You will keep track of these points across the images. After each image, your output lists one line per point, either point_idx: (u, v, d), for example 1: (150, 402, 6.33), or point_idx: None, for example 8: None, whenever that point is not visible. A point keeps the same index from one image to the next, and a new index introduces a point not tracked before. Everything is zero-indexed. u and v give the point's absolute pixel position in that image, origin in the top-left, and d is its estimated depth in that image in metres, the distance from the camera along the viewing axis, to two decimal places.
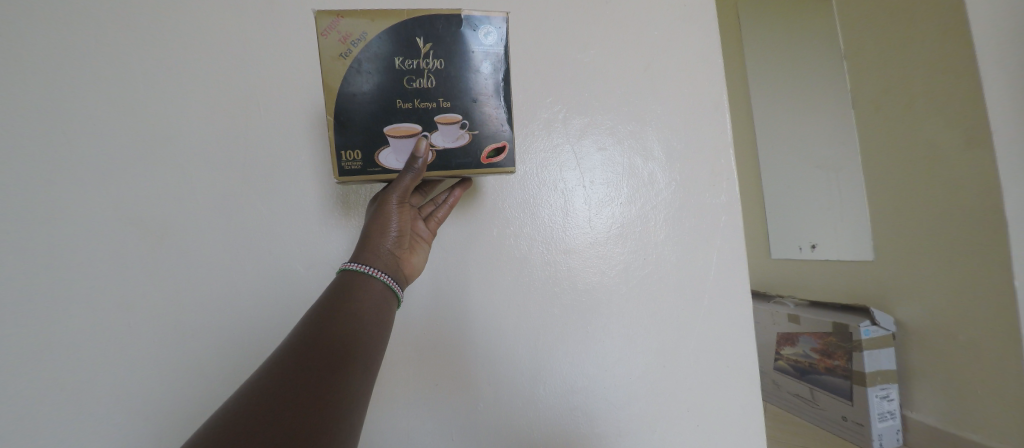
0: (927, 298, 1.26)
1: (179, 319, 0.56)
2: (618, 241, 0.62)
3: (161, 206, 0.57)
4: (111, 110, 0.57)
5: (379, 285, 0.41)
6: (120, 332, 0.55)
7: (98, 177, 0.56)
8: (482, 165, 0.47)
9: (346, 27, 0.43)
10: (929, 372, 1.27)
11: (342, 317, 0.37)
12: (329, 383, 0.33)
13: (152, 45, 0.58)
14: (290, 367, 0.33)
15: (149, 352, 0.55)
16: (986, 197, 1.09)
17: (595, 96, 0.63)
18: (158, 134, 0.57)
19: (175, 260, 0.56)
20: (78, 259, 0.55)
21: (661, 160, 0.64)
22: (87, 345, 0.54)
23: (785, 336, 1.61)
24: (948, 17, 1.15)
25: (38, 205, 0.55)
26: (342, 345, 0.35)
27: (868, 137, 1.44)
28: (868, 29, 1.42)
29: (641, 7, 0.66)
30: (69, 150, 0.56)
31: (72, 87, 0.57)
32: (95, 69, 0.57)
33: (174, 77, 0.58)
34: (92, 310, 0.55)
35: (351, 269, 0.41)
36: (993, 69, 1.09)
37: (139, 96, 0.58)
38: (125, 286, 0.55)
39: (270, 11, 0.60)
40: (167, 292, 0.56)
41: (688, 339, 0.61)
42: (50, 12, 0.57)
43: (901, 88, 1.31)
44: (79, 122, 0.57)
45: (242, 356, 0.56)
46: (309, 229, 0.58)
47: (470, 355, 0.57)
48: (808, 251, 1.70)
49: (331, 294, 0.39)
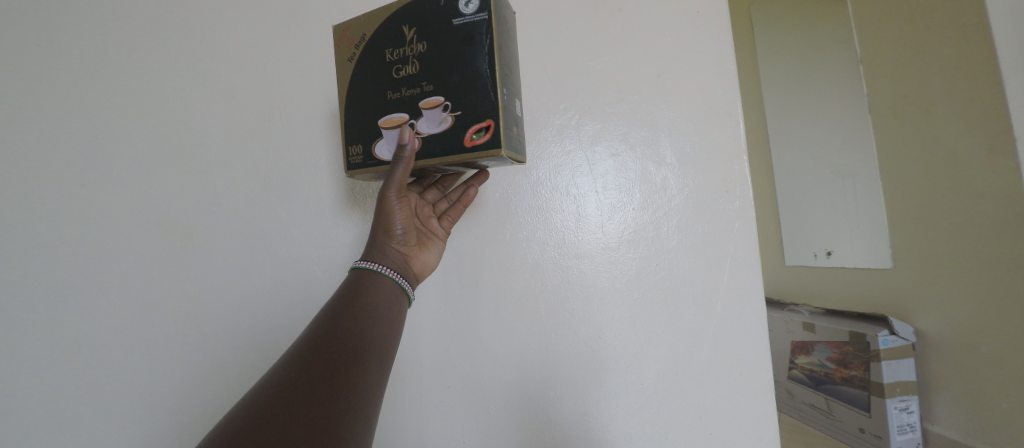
0: (949, 309, 1.22)
1: (208, 318, 0.58)
2: (630, 246, 0.62)
3: (197, 212, 0.61)
4: (160, 124, 0.63)
5: (385, 283, 0.42)
6: (153, 326, 0.59)
7: (148, 186, 0.62)
8: (466, 149, 0.41)
9: (350, 33, 0.46)
10: (951, 384, 1.23)
11: (355, 312, 0.38)
12: (342, 373, 0.34)
13: (187, 62, 0.63)
14: (305, 359, 0.34)
15: (183, 348, 0.58)
16: (1010, 203, 1.06)
17: (608, 103, 0.63)
18: (198, 145, 0.62)
19: (207, 262, 0.60)
20: (129, 259, 0.61)
21: (674, 166, 0.63)
22: (125, 338, 0.60)
23: (799, 345, 1.58)
24: (969, 21, 1.13)
25: (103, 212, 0.62)
26: (355, 338, 0.36)
27: (886, 143, 1.41)
28: (886, 33, 1.39)
29: (655, 14, 0.66)
30: (125, 161, 0.62)
31: (121, 104, 0.63)
32: (151, 89, 0.64)
33: (204, 89, 0.63)
34: (130, 306, 0.60)
35: (361, 266, 0.43)
36: (1017, 74, 1.06)
37: (183, 110, 0.63)
38: (165, 285, 0.60)
39: (292, 21, 0.62)
40: (199, 291, 0.59)
41: (701, 347, 0.61)
42: None
43: (919, 93, 1.29)
44: (134, 136, 0.63)
45: (262, 356, 0.57)
46: (322, 232, 0.59)
47: (483, 357, 0.57)
48: (824, 259, 1.66)
49: (344, 292, 0.40)
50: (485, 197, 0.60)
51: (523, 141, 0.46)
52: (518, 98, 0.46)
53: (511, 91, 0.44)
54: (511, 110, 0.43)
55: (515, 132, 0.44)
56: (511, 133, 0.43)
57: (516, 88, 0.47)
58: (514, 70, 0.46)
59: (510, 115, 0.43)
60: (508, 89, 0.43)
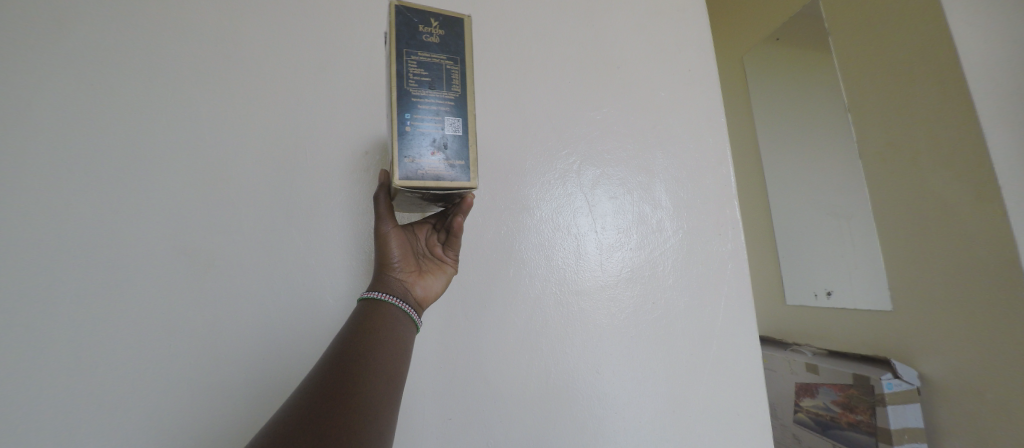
0: (950, 352, 1.22)
1: (206, 347, 0.57)
2: (627, 284, 0.65)
3: (203, 236, 0.60)
4: (168, 144, 0.61)
5: (387, 309, 0.44)
6: (157, 356, 0.56)
7: (146, 206, 0.59)
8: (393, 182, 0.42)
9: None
10: (960, 431, 1.20)
11: (363, 336, 0.41)
12: (352, 391, 0.36)
13: (215, 89, 0.64)
14: (320, 380, 0.37)
15: (169, 378, 0.55)
16: (1002, 248, 1.09)
17: (606, 149, 0.68)
18: (207, 169, 0.62)
19: (210, 288, 0.59)
20: (115, 281, 0.57)
21: (669, 209, 0.68)
22: (116, 368, 0.54)
23: (804, 387, 1.56)
24: (946, 77, 1.21)
25: (80, 228, 0.57)
26: (362, 359, 0.39)
27: (877, 187, 1.46)
28: (869, 84, 1.48)
29: (650, 74, 0.73)
30: (118, 177, 0.59)
31: (135, 118, 0.61)
32: (155, 109, 0.62)
33: (234, 116, 0.64)
34: (127, 333, 0.55)
35: (367, 295, 0.46)
36: (993, 125, 1.13)
37: (196, 134, 0.62)
38: (158, 310, 0.57)
39: (321, 71, 0.68)
40: (199, 319, 0.57)
41: (699, 384, 0.62)
42: (113, 59, 0.63)
43: (906, 141, 1.35)
44: (134, 154, 0.60)
45: (263, 384, 0.57)
46: (341, 263, 0.63)
47: (483, 391, 0.58)
48: (825, 298, 1.69)
49: (354, 320, 0.43)
50: (491, 235, 0.62)
51: (454, 162, 0.40)
52: (458, 114, 0.41)
53: (432, 110, 0.40)
54: (433, 132, 0.40)
55: (435, 157, 0.39)
56: (424, 159, 0.39)
57: (459, 101, 0.41)
58: (450, 82, 0.41)
59: (428, 139, 0.40)
60: (423, 109, 0.40)
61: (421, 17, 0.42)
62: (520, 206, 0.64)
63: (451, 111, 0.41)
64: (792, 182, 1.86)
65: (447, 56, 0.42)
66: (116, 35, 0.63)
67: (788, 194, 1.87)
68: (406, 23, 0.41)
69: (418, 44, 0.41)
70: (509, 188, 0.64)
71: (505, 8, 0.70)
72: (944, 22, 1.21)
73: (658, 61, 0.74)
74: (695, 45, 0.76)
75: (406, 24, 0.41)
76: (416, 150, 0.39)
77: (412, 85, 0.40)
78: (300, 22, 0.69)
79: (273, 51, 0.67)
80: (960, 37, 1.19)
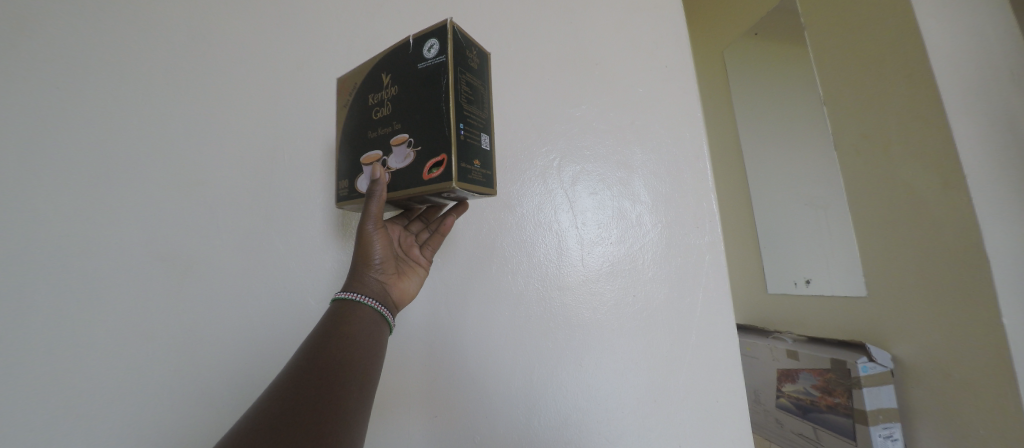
0: (920, 335, 1.27)
1: (193, 351, 0.58)
2: (609, 278, 0.66)
3: (186, 243, 0.61)
4: (151, 155, 0.63)
5: (363, 311, 0.44)
6: (153, 360, 0.58)
7: (134, 216, 0.61)
8: (423, 182, 0.43)
9: (349, 86, 0.53)
10: (930, 410, 1.26)
11: (335, 340, 0.41)
12: (320, 398, 0.36)
13: (194, 98, 0.65)
14: (290, 384, 0.37)
15: (160, 381, 0.57)
16: (967, 233, 1.14)
17: (586, 146, 0.69)
18: (188, 176, 0.63)
19: (194, 293, 0.60)
20: (106, 288, 0.59)
21: (648, 204, 0.69)
22: (118, 371, 0.57)
23: (785, 373, 1.60)
24: (914, 70, 1.25)
25: (75, 240, 0.60)
26: (334, 364, 0.39)
27: (851, 178, 1.51)
28: (843, 78, 1.52)
29: (627, 70, 0.74)
30: (108, 188, 0.62)
31: (130, 129, 0.64)
32: (139, 121, 0.64)
33: (217, 120, 0.65)
34: (126, 337, 0.58)
35: (342, 297, 0.45)
36: (958, 117, 1.17)
37: (177, 143, 0.64)
38: (145, 317, 0.59)
39: (296, 69, 0.66)
40: (185, 323, 0.59)
41: (678, 374, 0.64)
42: (102, 78, 0.66)
43: (878, 132, 1.40)
44: (121, 167, 0.63)
45: (247, 388, 0.57)
46: (322, 262, 0.61)
47: (468, 387, 0.59)
48: (804, 286, 1.74)
49: (326, 320, 0.44)
50: (473, 232, 0.63)
51: (487, 173, 0.47)
52: (487, 132, 0.48)
53: (476, 126, 0.46)
54: (474, 146, 0.45)
55: (477, 165, 0.45)
56: (471, 168, 0.44)
57: (487, 123, 0.49)
58: (483, 105, 0.48)
59: (472, 151, 0.45)
60: (469, 125, 0.45)
61: (467, 41, 0.47)
62: (501, 203, 0.65)
63: (483, 130, 0.48)
64: (771, 174, 1.90)
65: (481, 82, 0.49)
66: (111, 51, 0.66)
67: (768, 186, 1.91)
68: (458, 44, 0.45)
69: (466, 65, 0.46)
70: None
71: (482, 10, 0.70)
72: (911, 16, 1.25)
73: (637, 57, 0.75)
74: (673, 40, 0.77)
75: (458, 45, 0.45)
76: (466, 161, 0.43)
77: (465, 102, 0.45)
78: (276, 18, 0.68)
79: (250, 51, 0.67)
80: (926, 31, 1.23)
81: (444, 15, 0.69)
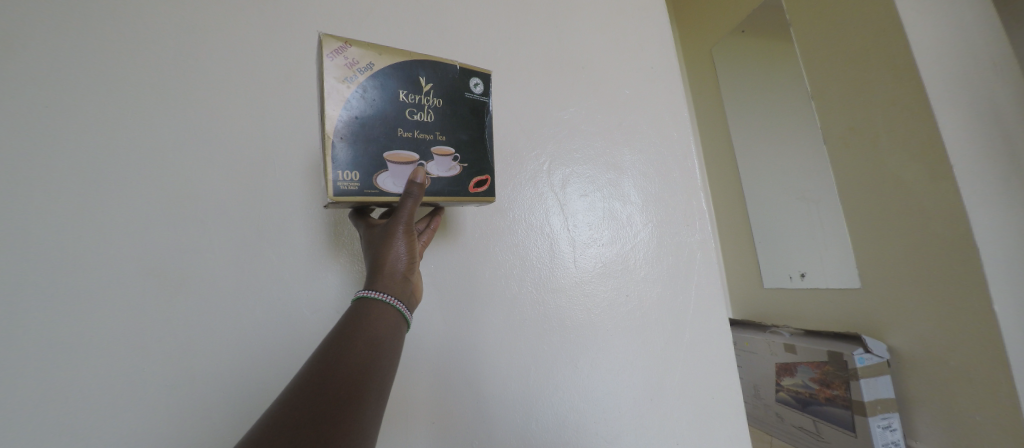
0: (915, 325, 1.28)
1: (166, 370, 0.54)
2: (602, 279, 0.66)
3: (159, 254, 0.56)
4: (110, 156, 0.57)
5: (390, 311, 0.43)
6: (118, 382, 0.52)
7: (89, 224, 0.55)
8: (469, 195, 0.50)
9: (355, 60, 0.45)
10: (927, 399, 1.27)
11: (361, 345, 0.38)
12: (345, 413, 0.34)
13: (164, 96, 0.60)
14: (309, 394, 0.34)
15: (123, 405, 0.52)
16: (956, 223, 1.15)
17: (575, 149, 0.70)
18: (161, 183, 0.58)
19: (167, 307, 0.55)
20: (51, 305, 0.52)
21: (638, 204, 0.70)
22: (70, 398, 0.51)
23: (784, 367, 1.61)
24: (898, 63, 1.27)
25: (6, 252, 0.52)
26: (360, 373, 0.37)
27: (842, 171, 1.52)
28: (829, 73, 1.54)
29: (615, 72, 0.75)
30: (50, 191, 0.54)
31: (69, 127, 0.56)
32: (91, 116, 0.57)
33: (189, 123, 0.60)
34: (81, 362, 0.52)
35: (370, 296, 0.43)
36: (944, 108, 1.19)
37: (144, 145, 0.59)
38: (106, 336, 0.53)
39: (284, 79, 0.66)
40: (156, 340, 0.54)
41: (674, 372, 0.64)
42: (36, 61, 0.57)
43: (865, 125, 1.41)
44: (67, 167, 0.55)
45: (235, 403, 0.55)
46: (317, 272, 0.62)
47: (463, 393, 0.58)
48: (799, 280, 1.76)
49: (350, 316, 0.41)
50: (465, 237, 0.63)
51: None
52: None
53: None
54: None
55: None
56: None
57: None
58: None
59: None
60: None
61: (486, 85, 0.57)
62: (492, 208, 0.65)
63: None
64: (763, 170, 1.92)
65: None
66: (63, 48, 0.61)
67: (760, 181, 1.93)
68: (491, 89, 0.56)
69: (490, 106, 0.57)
70: None
71: (469, 16, 0.71)
72: (894, 10, 1.27)
73: (623, 59, 0.76)
74: (657, 42, 0.79)
75: None
76: None
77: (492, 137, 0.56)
78: (257, 22, 0.66)
79: (230, 53, 0.64)
80: (908, 25, 1.25)
81: (431, 22, 0.70)
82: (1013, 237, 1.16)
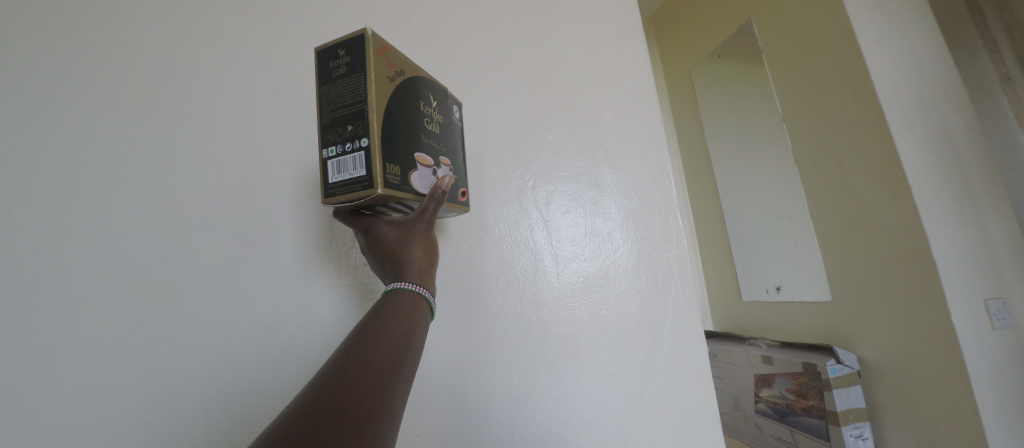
0: (883, 337, 1.35)
1: (146, 387, 0.54)
2: (584, 292, 0.69)
3: (146, 268, 0.57)
4: (104, 174, 0.59)
5: (415, 303, 0.43)
6: (98, 395, 0.53)
7: (79, 241, 0.57)
8: (457, 203, 0.52)
9: (392, 62, 0.43)
10: (896, 409, 1.32)
11: (393, 335, 0.38)
12: (381, 401, 0.34)
13: (157, 115, 0.62)
14: (343, 381, 0.34)
15: (103, 421, 0.52)
16: (916, 239, 1.22)
17: (558, 167, 0.73)
18: (151, 199, 0.59)
19: (150, 323, 0.55)
20: (42, 320, 0.54)
21: (618, 220, 0.73)
22: (52, 409, 0.51)
23: (761, 378, 1.65)
24: (860, 90, 1.36)
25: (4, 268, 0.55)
26: (394, 362, 0.37)
27: (812, 189, 1.60)
28: (798, 98, 1.63)
29: (595, 96, 0.79)
30: (48, 210, 0.57)
31: (77, 147, 0.59)
32: (90, 138, 0.60)
33: (180, 140, 0.62)
34: (72, 369, 0.53)
35: (409, 289, 0.43)
36: (901, 133, 1.28)
37: (135, 163, 0.60)
38: (90, 352, 0.54)
39: (273, 93, 0.66)
40: (138, 356, 0.54)
41: (652, 383, 0.67)
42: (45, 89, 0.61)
43: (832, 147, 1.50)
44: (66, 187, 0.58)
45: (209, 421, 0.53)
46: (300, 285, 0.60)
47: (449, 404, 0.59)
48: (775, 293, 1.83)
49: (378, 310, 0.41)
50: (451, 253, 0.65)
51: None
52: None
53: None
54: None
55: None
56: None
57: None
58: None
59: None
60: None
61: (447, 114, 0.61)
62: (479, 224, 0.67)
63: None
64: (740, 187, 2.01)
65: None
66: (59, 65, 0.62)
67: (737, 198, 2.02)
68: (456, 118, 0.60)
69: None
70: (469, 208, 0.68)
71: (458, 42, 0.74)
72: (854, 42, 1.37)
73: (604, 83, 0.80)
74: (636, 68, 0.83)
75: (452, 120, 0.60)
76: None
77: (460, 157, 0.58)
78: (248, 37, 0.67)
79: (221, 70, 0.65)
80: (867, 55, 1.35)
81: (423, 45, 0.72)
82: (967, 253, 1.24)
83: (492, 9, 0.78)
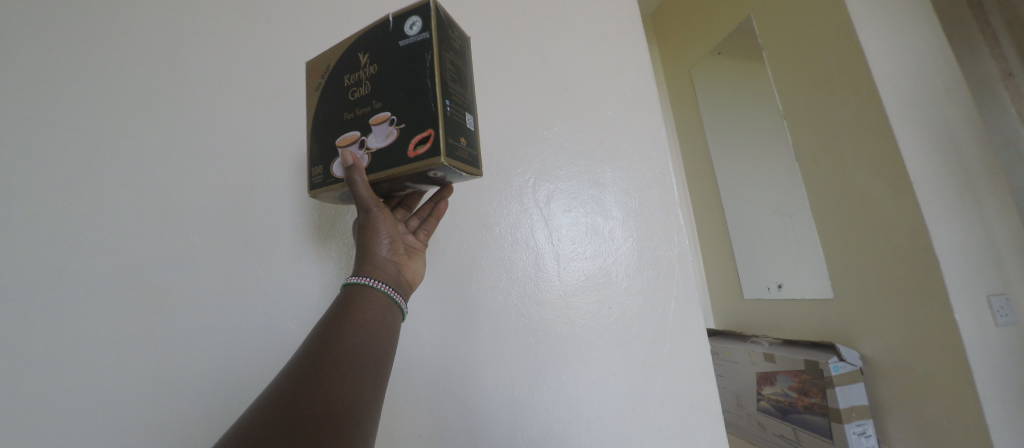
0: (885, 334, 1.34)
1: (154, 388, 0.54)
2: (585, 292, 0.69)
3: (155, 271, 0.58)
4: (117, 182, 0.61)
5: (374, 295, 0.42)
6: None
7: (94, 246, 0.58)
8: (409, 161, 0.40)
9: (319, 70, 0.49)
10: (900, 406, 1.31)
11: (350, 331, 0.38)
12: (342, 395, 0.34)
13: (165, 122, 0.64)
14: (302, 378, 0.34)
15: (115, 421, 0.53)
16: (918, 236, 1.22)
17: (557, 166, 0.73)
18: (161, 204, 0.61)
19: (159, 324, 0.56)
20: (63, 324, 0.56)
21: (619, 218, 0.73)
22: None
23: (764, 376, 1.65)
24: (860, 86, 1.36)
25: (28, 274, 0.57)
26: (355, 356, 0.36)
27: (813, 186, 1.60)
28: (798, 95, 1.63)
29: (596, 94, 0.79)
30: (67, 218, 0.59)
31: (94, 157, 0.62)
32: (105, 147, 0.62)
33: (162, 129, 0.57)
34: (89, 371, 0.55)
35: (354, 282, 0.42)
36: (902, 129, 1.27)
37: (146, 169, 0.62)
38: (103, 355, 0.55)
39: (273, 94, 0.66)
40: (148, 358, 0.55)
41: (652, 382, 0.66)
42: (63, 102, 0.63)
43: (833, 143, 1.49)
44: (83, 195, 0.60)
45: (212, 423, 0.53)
46: (301, 286, 0.59)
47: (451, 404, 0.59)
48: (777, 291, 1.83)
49: (335, 305, 0.41)
50: (453, 255, 0.65)
51: (472, 153, 0.45)
52: (472, 116, 0.47)
53: (457, 105, 0.44)
54: (458, 124, 0.43)
55: (462, 145, 0.43)
56: (456, 145, 0.42)
57: (467, 103, 0.47)
58: (463, 85, 0.47)
59: (456, 128, 0.43)
60: (454, 102, 0.43)
61: (444, 21, 0.45)
62: (479, 224, 0.67)
63: (466, 110, 0.46)
64: (741, 185, 2.01)
65: (459, 61, 0.47)
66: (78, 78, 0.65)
67: (739, 196, 2.01)
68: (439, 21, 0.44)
69: (447, 46, 0.45)
70: (470, 208, 0.67)
71: None
72: (854, 39, 1.37)
73: (604, 82, 0.80)
74: (637, 65, 0.83)
75: (440, 24, 0.44)
76: (451, 136, 0.41)
77: (447, 79, 0.43)
78: (248, 39, 0.67)
79: (224, 74, 0.66)
80: (868, 51, 1.34)
81: None
82: (969, 250, 1.23)
83: (492, 8, 0.77)
